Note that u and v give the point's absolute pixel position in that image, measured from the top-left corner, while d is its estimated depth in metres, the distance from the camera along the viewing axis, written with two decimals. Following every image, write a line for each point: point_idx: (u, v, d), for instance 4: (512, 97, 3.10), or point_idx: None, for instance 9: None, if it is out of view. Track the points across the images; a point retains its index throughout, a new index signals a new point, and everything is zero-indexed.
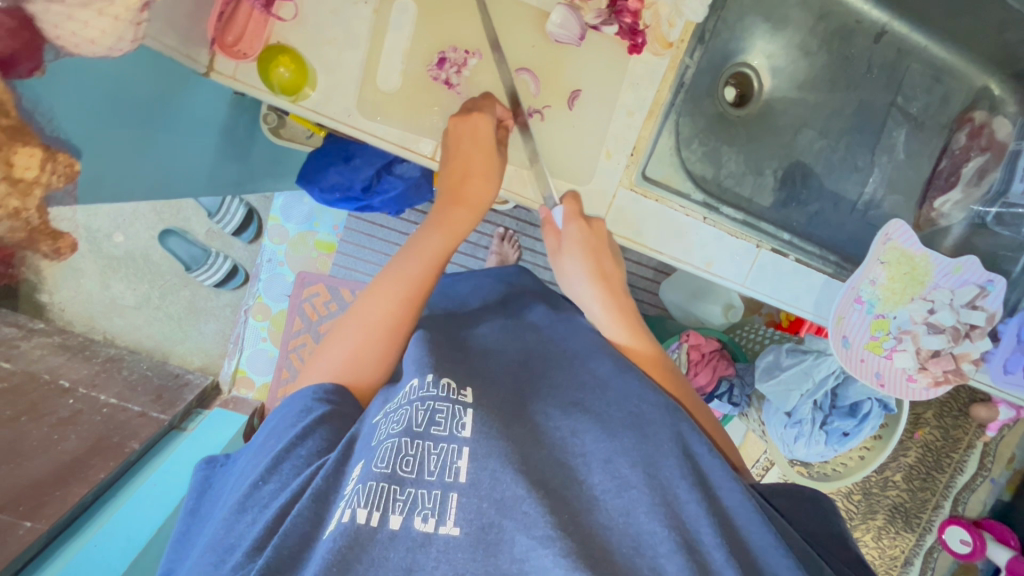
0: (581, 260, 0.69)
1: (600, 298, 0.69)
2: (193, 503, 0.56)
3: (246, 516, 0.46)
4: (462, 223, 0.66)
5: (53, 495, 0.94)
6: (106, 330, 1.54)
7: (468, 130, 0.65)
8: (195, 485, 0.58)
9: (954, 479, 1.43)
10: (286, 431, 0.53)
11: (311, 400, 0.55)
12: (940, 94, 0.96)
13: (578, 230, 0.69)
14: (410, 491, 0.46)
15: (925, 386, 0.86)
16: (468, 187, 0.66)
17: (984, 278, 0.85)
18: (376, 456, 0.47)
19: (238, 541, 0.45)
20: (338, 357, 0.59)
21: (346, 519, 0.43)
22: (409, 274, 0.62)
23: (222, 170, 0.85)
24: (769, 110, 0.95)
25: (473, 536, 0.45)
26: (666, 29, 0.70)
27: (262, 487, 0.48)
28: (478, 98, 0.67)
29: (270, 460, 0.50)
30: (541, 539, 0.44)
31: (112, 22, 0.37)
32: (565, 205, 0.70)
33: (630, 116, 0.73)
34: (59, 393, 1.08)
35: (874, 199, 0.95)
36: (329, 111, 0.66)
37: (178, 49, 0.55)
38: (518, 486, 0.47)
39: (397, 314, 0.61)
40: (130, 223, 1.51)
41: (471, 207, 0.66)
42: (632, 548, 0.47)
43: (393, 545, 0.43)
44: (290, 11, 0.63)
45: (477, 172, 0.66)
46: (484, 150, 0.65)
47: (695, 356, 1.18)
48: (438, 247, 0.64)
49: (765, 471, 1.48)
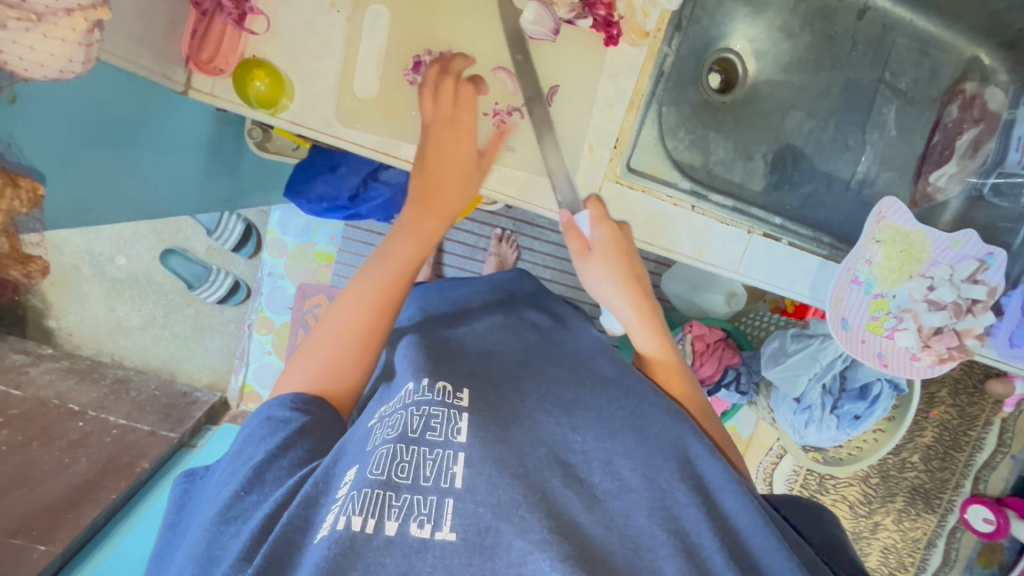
0: (614, 260, 0.69)
1: (632, 300, 0.69)
2: (172, 517, 0.56)
3: (229, 528, 0.46)
4: (432, 229, 0.67)
5: (65, 518, 0.96)
6: (115, 351, 1.58)
7: (450, 145, 0.66)
8: (175, 500, 0.57)
9: (973, 457, 1.41)
10: (264, 441, 0.52)
11: (289, 410, 0.55)
12: (928, 68, 0.95)
13: (609, 231, 0.70)
14: (407, 497, 0.45)
15: (929, 364, 0.85)
16: (439, 192, 0.66)
17: (983, 251, 0.84)
18: (370, 462, 0.47)
19: (223, 553, 0.44)
20: (313, 364, 0.59)
21: (341, 526, 0.42)
22: (383, 278, 0.63)
23: (212, 185, 0.86)
24: (755, 94, 0.95)
25: (470, 541, 0.44)
26: (641, 18, 0.70)
27: (243, 498, 0.48)
28: (450, 85, 0.65)
29: (252, 470, 0.50)
30: (538, 542, 0.43)
31: (59, 45, 0.37)
32: (591, 208, 0.71)
33: (611, 109, 0.72)
34: (69, 416, 1.15)
35: (868, 177, 0.94)
36: (308, 122, 0.66)
37: (153, 68, 0.56)
38: (515, 489, 0.46)
39: (372, 320, 0.61)
40: (133, 246, 1.55)
41: (442, 216, 0.67)
42: (632, 550, 0.47)
43: (389, 551, 0.42)
44: (263, 24, 0.63)
45: (449, 174, 0.66)
46: (455, 153, 0.66)
47: (700, 347, 1.17)
48: (409, 253, 0.65)
49: (778, 460, 1.46)
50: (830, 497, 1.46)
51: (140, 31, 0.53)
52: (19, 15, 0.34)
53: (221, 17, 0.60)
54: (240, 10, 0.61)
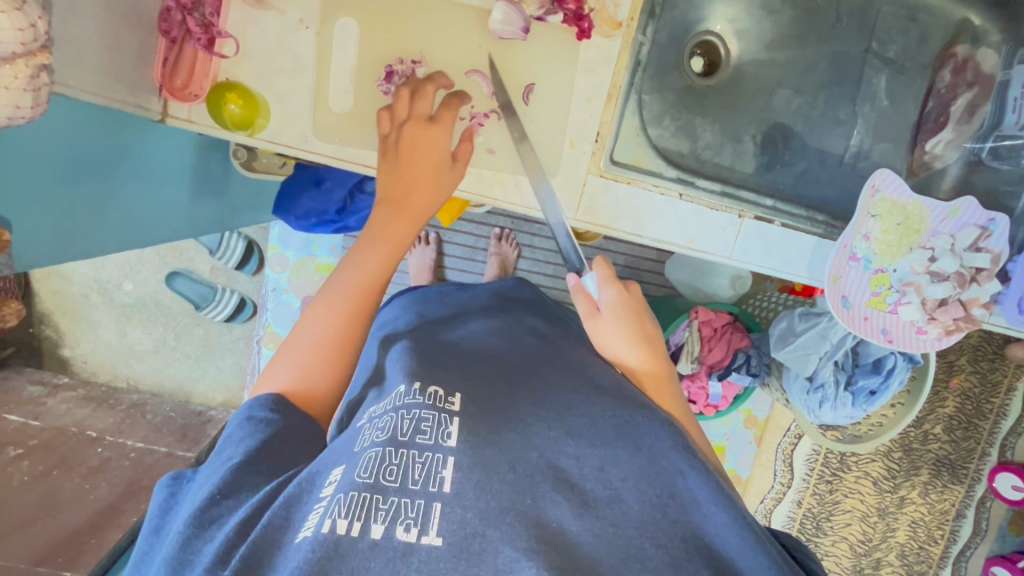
0: (625, 325, 0.63)
1: (642, 360, 0.65)
2: (156, 522, 0.52)
3: (204, 533, 0.45)
4: (403, 234, 0.63)
5: (88, 543, 0.98)
6: (129, 375, 1.61)
7: (425, 145, 0.63)
8: (160, 503, 0.53)
9: (997, 425, 1.38)
10: (240, 443, 0.51)
11: (264, 413, 0.53)
12: (917, 33, 0.92)
13: (618, 292, 0.63)
14: (394, 500, 0.46)
15: (935, 337, 0.83)
16: (414, 197, 0.64)
17: (984, 217, 0.81)
18: (358, 466, 0.47)
19: (196, 557, 0.44)
20: (286, 373, 0.57)
21: (326, 529, 0.43)
22: (354, 289, 0.60)
23: (202, 209, 0.86)
24: (740, 75, 0.93)
25: (456, 546, 0.44)
26: (612, 10, 0.69)
27: (220, 503, 0.46)
28: (403, 88, 0.64)
29: (230, 473, 0.48)
30: (524, 551, 0.43)
31: (4, 94, 0.38)
32: (597, 269, 0.64)
33: (589, 102, 0.71)
34: (88, 443, 1.19)
35: (862, 150, 0.92)
36: (285, 139, 0.67)
37: (127, 99, 0.57)
38: (503, 499, 0.47)
39: (342, 327, 0.59)
40: (139, 270, 1.57)
41: (416, 219, 0.64)
42: (621, 559, 0.47)
43: (374, 555, 0.42)
44: (232, 46, 0.63)
45: (424, 179, 0.64)
46: (432, 156, 0.64)
47: (707, 332, 1.16)
48: (383, 259, 0.62)
49: (796, 440, 1.43)
50: (853, 474, 1.45)
51: (111, 66, 0.54)
52: None
53: (191, 43, 0.62)
54: (208, 34, 0.62)
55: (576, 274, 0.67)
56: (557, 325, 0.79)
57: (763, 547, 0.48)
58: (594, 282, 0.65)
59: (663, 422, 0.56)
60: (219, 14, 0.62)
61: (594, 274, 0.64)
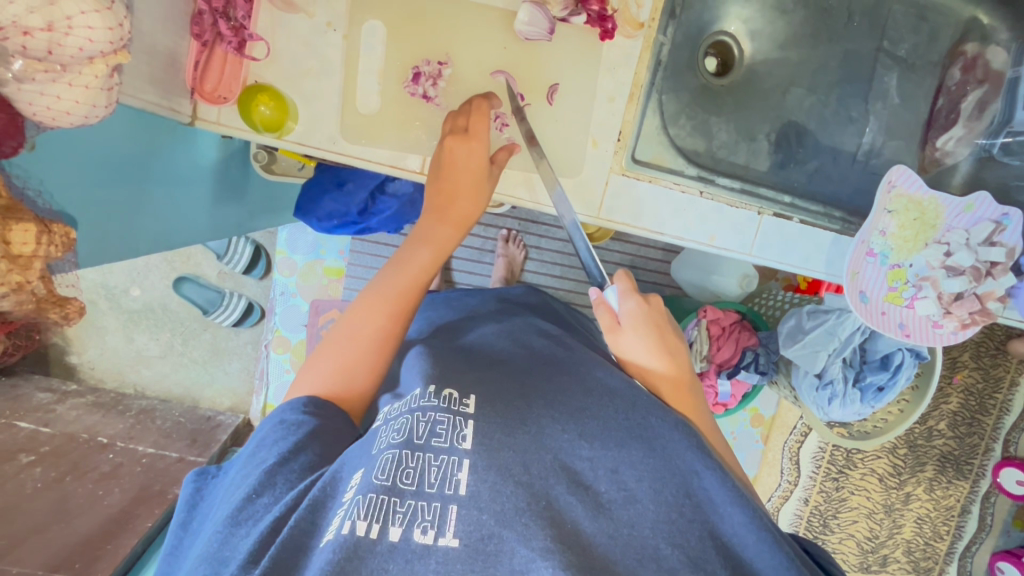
0: (647, 337, 0.64)
1: (666, 371, 0.64)
2: (183, 517, 0.53)
3: (238, 530, 0.45)
4: (447, 240, 0.66)
5: (104, 548, 1.00)
6: (137, 381, 1.60)
7: (464, 152, 0.65)
8: (187, 499, 0.54)
9: (1000, 420, 1.39)
10: (274, 446, 0.51)
11: (300, 414, 0.54)
12: (927, 31, 0.92)
13: (639, 306, 0.64)
14: (411, 502, 0.46)
15: (952, 330, 0.84)
16: (456, 206, 0.66)
17: (997, 212, 0.83)
18: (376, 467, 0.47)
19: (233, 554, 0.43)
20: (327, 369, 0.58)
21: (347, 531, 0.43)
22: (396, 291, 0.61)
23: (224, 211, 0.86)
24: (753, 75, 0.95)
25: (472, 547, 0.44)
26: (635, 10, 0.70)
27: (254, 500, 0.47)
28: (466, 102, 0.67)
29: (264, 474, 0.48)
30: (540, 551, 0.44)
31: (82, 93, 0.42)
32: (619, 282, 0.65)
33: (611, 102, 0.72)
34: (99, 449, 1.19)
35: (874, 148, 0.93)
36: (313, 141, 0.67)
37: (160, 102, 0.57)
38: (519, 499, 0.47)
39: (386, 328, 0.60)
40: (146, 276, 1.56)
41: (456, 226, 0.66)
42: (637, 558, 0.47)
43: (393, 557, 0.43)
44: (262, 49, 0.64)
45: (466, 189, 0.66)
46: (474, 168, 0.66)
47: (716, 331, 1.17)
48: (425, 261, 0.64)
49: (803, 437, 1.44)
50: (859, 471, 1.46)
51: (148, 69, 0.54)
52: (46, 68, 0.39)
53: (222, 45, 0.62)
54: (239, 37, 0.62)
55: (597, 288, 0.68)
56: (569, 331, 0.79)
57: (781, 547, 0.49)
58: (615, 295, 0.65)
59: (676, 422, 0.55)
60: (250, 16, 0.63)
61: (615, 288, 0.64)
